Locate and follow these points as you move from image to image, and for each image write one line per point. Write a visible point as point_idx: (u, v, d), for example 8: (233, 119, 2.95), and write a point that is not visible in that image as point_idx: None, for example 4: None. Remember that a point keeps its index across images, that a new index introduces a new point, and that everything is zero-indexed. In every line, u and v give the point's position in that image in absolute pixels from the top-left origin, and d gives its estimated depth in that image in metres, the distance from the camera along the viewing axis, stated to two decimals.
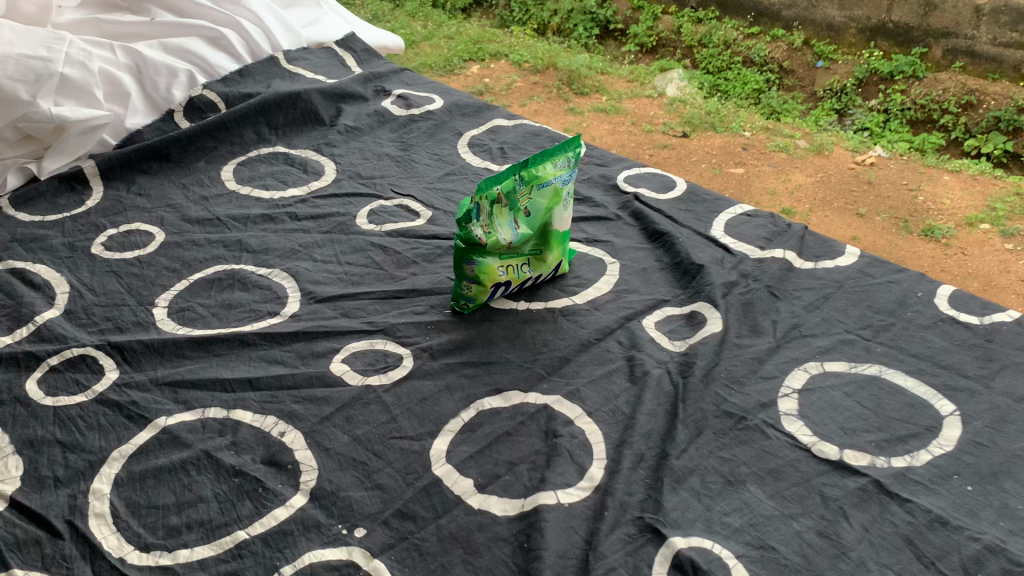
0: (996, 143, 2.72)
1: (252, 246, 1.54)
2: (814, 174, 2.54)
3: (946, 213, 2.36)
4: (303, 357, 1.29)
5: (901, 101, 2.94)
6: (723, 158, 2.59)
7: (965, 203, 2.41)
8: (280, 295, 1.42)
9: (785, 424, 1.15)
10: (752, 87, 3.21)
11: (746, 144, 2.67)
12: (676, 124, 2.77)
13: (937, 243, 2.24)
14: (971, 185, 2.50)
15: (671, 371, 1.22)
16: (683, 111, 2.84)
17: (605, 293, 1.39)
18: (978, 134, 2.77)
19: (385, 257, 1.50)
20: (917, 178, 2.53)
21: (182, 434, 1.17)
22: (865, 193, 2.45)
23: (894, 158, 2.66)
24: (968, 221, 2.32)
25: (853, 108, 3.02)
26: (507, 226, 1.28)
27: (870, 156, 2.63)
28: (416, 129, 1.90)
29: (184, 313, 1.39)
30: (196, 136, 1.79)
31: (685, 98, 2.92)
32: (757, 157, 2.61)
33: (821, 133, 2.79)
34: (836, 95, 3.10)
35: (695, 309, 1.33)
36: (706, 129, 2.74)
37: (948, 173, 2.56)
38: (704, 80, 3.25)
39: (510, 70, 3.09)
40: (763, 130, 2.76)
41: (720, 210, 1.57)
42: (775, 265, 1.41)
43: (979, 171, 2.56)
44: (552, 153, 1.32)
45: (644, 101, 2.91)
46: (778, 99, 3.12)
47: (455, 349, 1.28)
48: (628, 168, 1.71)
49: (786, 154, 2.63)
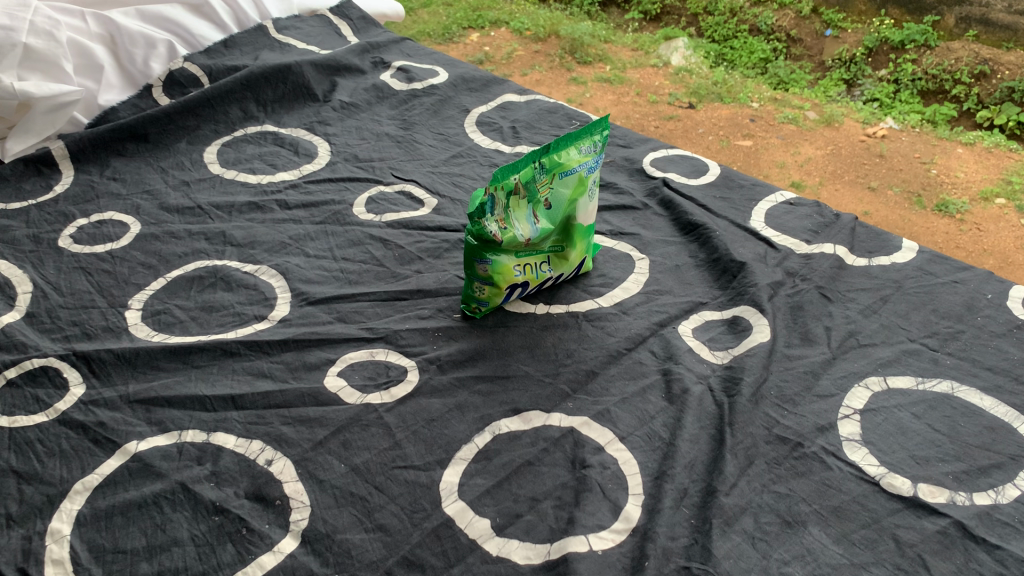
0: (1010, 115, 2.50)
1: (238, 239, 1.38)
2: (824, 146, 2.36)
3: (960, 187, 2.20)
4: (293, 369, 1.13)
5: (911, 71, 2.68)
6: (732, 130, 2.42)
7: (979, 176, 2.24)
8: (268, 296, 1.26)
9: (848, 452, 1.00)
10: (758, 57, 2.93)
11: (754, 115, 2.49)
12: (682, 95, 2.58)
13: (951, 219, 2.08)
14: (987, 159, 2.32)
15: (714, 388, 1.07)
16: (690, 81, 2.65)
17: (634, 295, 1.23)
18: (991, 105, 2.54)
19: (386, 251, 1.34)
20: (930, 151, 2.35)
21: (155, 462, 1.02)
22: (877, 166, 2.28)
23: (906, 130, 2.46)
24: (983, 195, 2.16)
25: (863, 79, 2.76)
26: (525, 220, 1.13)
27: (881, 128, 2.44)
28: (418, 105, 1.73)
29: (161, 317, 1.23)
30: (173, 114, 1.62)
31: (691, 67, 2.74)
32: (766, 128, 2.43)
33: (829, 105, 2.58)
34: (847, 66, 2.82)
35: (738, 314, 1.17)
36: (713, 100, 2.56)
37: (961, 146, 2.38)
38: (710, 50, 2.99)
39: (510, 38, 2.90)
40: (771, 101, 2.56)
41: (759, 199, 1.41)
42: (825, 262, 1.26)
43: (995, 144, 2.39)
44: (577, 137, 1.16)
45: (649, 71, 2.73)
46: (784, 69, 2.86)
47: (467, 362, 1.13)
48: (655, 150, 1.55)
49: (796, 126, 2.45)
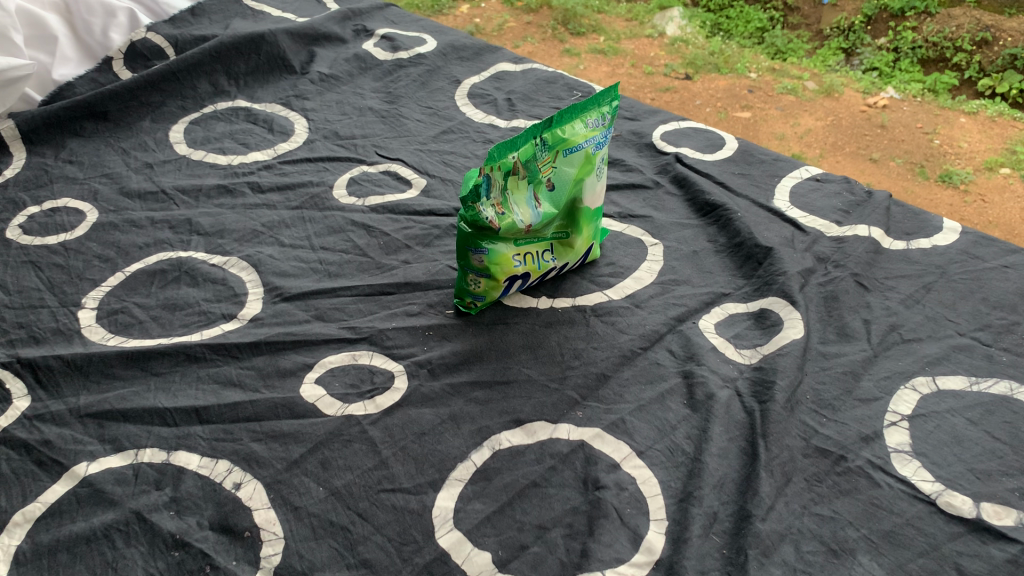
0: (1011, 82, 2.23)
1: (205, 227, 1.24)
2: (823, 117, 2.20)
3: (964, 156, 2.03)
4: (265, 377, 1.00)
5: (911, 38, 2.38)
6: (729, 101, 2.26)
7: (983, 146, 2.06)
8: (237, 292, 1.13)
9: (897, 466, 0.88)
10: (754, 26, 2.63)
11: (752, 86, 2.33)
12: (678, 66, 2.42)
13: (955, 191, 1.92)
14: (989, 129, 2.12)
15: (743, 393, 0.95)
16: (686, 51, 2.49)
17: (647, 286, 1.10)
18: (993, 73, 2.26)
19: (369, 239, 1.21)
20: (932, 121, 2.16)
21: (107, 488, 0.89)
22: (878, 137, 2.11)
23: (907, 100, 2.25)
24: (988, 164, 1.99)
25: (861, 47, 2.47)
26: (525, 203, 0.99)
27: (882, 97, 2.25)
28: (404, 77, 1.59)
29: (118, 318, 1.10)
30: (135, 89, 1.47)
31: (687, 37, 2.56)
32: (765, 99, 2.27)
33: (829, 74, 2.39)
34: (843, 34, 2.51)
35: (766, 307, 1.04)
36: (710, 71, 2.40)
37: (964, 115, 2.18)
38: (704, 20, 2.70)
39: (501, 9, 2.72)
40: (769, 71, 2.39)
41: (782, 175, 1.28)
42: (860, 246, 1.13)
43: (999, 112, 2.18)
44: (582, 108, 1.02)
45: (644, 42, 2.56)
46: (782, 38, 2.55)
47: (461, 366, 1.00)
48: (665, 123, 1.41)
49: (795, 97, 2.28)
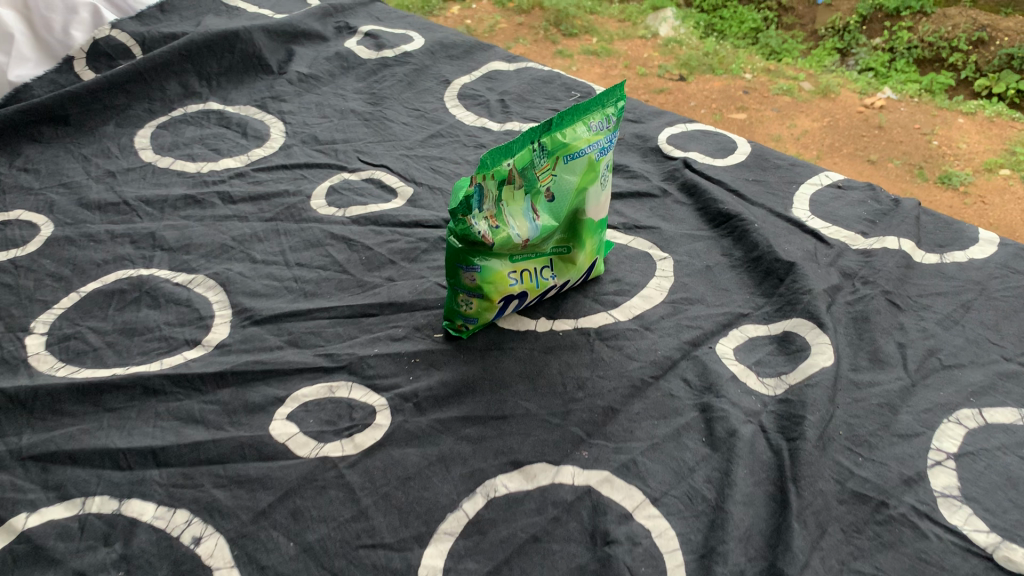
0: (1009, 82, 2.06)
1: (170, 242, 1.13)
2: (820, 118, 2.04)
3: (963, 157, 1.88)
4: (231, 413, 0.89)
5: (906, 38, 2.23)
6: (724, 102, 2.11)
7: (983, 147, 1.91)
8: (203, 315, 1.02)
9: (946, 513, 0.77)
10: (748, 27, 2.49)
11: (747, 87, 2.17)
12: (672, 68, 2.27)
13: (954, 193, 1.78)
14: (987, 129, 1.97)
15: (767, 429, 0.84)
16: (680, 52, 2.34)
17: (657, 306, 0.99)
18: (988, 73, 2.10)
19: (350, 254, 1.10)
20: (930, 121, 2.01)
21: (47, 544, 0.78)
22: (874, 138, 1.96)
23: (903, 100, 2.09)
24: (987, 165, 1.85)
25: (857, 48, 2.31)
26: (521, 216, 0.89)
27: (879, 99, 2.08)
28: (389, 76, 1.48)
29: (71, 345, 0.99)
30: (98, 91, 1.35)
31: (680, 38, 2.41)
32: (759, 100, 2.12)
33: (824, 74, 2.24)
34: (839, 35, 2.37)
35: (791, 331, 0.94)
36: (704, 73, 2.24)
37: (962, 115, 2.02)
38: (698, 20, 2.55)
39: (492, 10, 2.55)
40: (764, 71, 2.24)
41: (800, 181, 1.17)
42: (890, 260, 1.02)
43: (997, 112, 2.02)
44: (585, 109, 0.92)
45: (637, 44, 2.41)
46: (777, 39, 2.42)
47: (451, 398, 0.89)
48: (671, 125, 1.31)
49: (791, 98, 2.12)
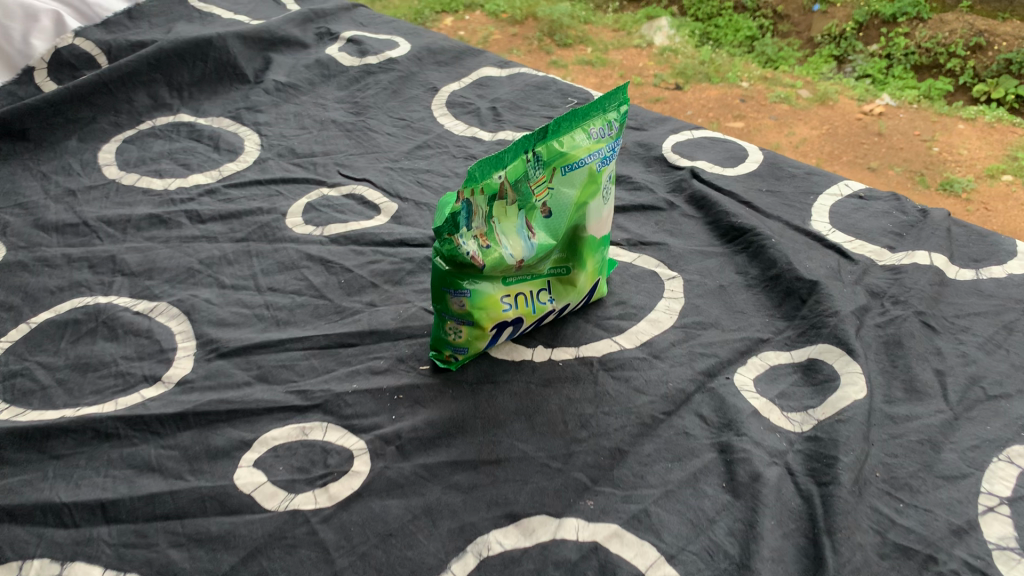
0: (1008, 88, 1.92)
1: (132, 266, 1.03)
2: (818, 125, 1.92)
3: (964, 163, 1.78)
4: (192, 460, 0.79)
5: (903, 44, 2.06)
6: (722, 110, 1.98)
7: (983, 152, 1.80)
8: (164, 347, 0.92)
9: (1004, 570, 0.67)
10: (743, 35, 2.27)
11: (745, 95, 2.04)
12: (667, 76, 2.13)
13: (956, 200, 1.68)
14: (988, 135, 1.85)
15: (795, 472, 0.75)
16: (676, 61, 2.18)
17: (667, 331, 0.90)
18: (987, 79, 1.95)
19: (328, 277, 1.00)
20: (931, 127, 1.89)
21: None
22: (874, 145, 1.85)
23: (903, 106, 1.97)
24: (989, 172, 1.74)
25: (853, 54, 2.13)
26: (515, 234, 0.80)
27: (879, 104, 1.97)
28: (373, 84, 1.39)
29: (17, 383, 0.89)
30: (59, 103, 1.26)
31: (676, 46, 2.24)
32: (757, 108, 1.99)
33: (822, 81, 2.08)
34: (834, 42, 2.16)
35: (817, 359, 0.84)
36: (700, 81, 2.10)
37: (963, 120, 1.91)
38: (692, 28, 2.32)
39: (485, 21, 2.40)
40: (761, 79, 2.10)
41: (819, 192, 1.08)
42: (922, 277, 0.93)
43: (999, 117, 1.90)
44: (585, 114, 0.82)
45: (633, 52, 2.25)
46: (772, 46, 2.21)
47: (439, 440, 0.79)
48: (676, 132, 1.22)
49: (790, 106, 1.99)
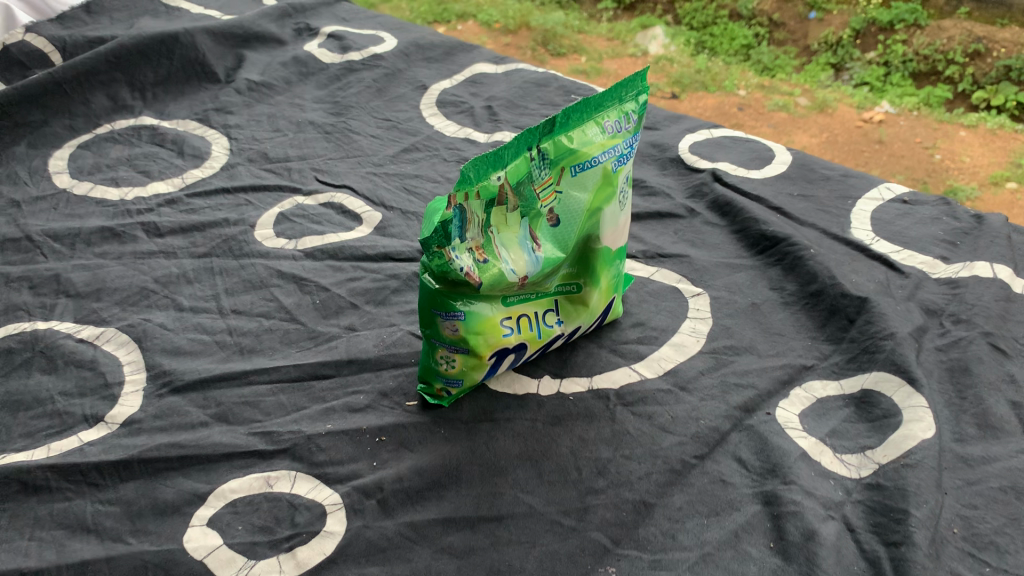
0: (1009, 94, 1.78)
1: (78, 287, 0.91)
2: (817, 133, 1.75)
3: (966, 172, 1.61)
4: (134, 518, 0.66)
5: (901, 51, 1.92)
6: (722, 118, 1.79)
7: (987, 159, 1.64)
8: (110, 381, 0.79)
9: None
10: (739, 43, 2.10)
11: (743, 103, 1.85)
12: (663, 85, 1.92)
13: None
14: (991, 142, 1.70)
15: (857, 528, 0.62)
16: (671, 70, 1.97)
17: (694, 358, 0.77)
18: (987, 85, 1.81)
19: (301, 297, 0.88)
20: (931, 134, 1.73)
21: None
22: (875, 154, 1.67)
23: (902, 113, 1.80)
24: (993, 179, 1.58)
25: (850, 62, 1.98)
26: (518, 245, 0.67)
27: (878, 112, 1.79)
28: (356, 82, 1.26)
29: None
30: (5, 105, 1.13)
31: (671, 54, 2.03)
32: (754, 117, 1.80)
33: (821, 89, 1.91)
34: (831, 50, 2.01)
35: (873, 391, 0.72)
36: (697, 90, 1.90)
37: (963, 128, 1.74)
38: (687, 38, 2.15)
39: (477, 33, 2.22)
40: (759, 87, 1.90)
41: (857, 196, 0.96)
42: (985, 292, 0.81)
43: (999, 124, 1.74)
44: (599, 104, 0.70)
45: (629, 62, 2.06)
46: (768, 54, 2.05)
47: (428, 492, 0.67)
48: (692, 132, 1.10)
49: (788, 114, 1.81)
